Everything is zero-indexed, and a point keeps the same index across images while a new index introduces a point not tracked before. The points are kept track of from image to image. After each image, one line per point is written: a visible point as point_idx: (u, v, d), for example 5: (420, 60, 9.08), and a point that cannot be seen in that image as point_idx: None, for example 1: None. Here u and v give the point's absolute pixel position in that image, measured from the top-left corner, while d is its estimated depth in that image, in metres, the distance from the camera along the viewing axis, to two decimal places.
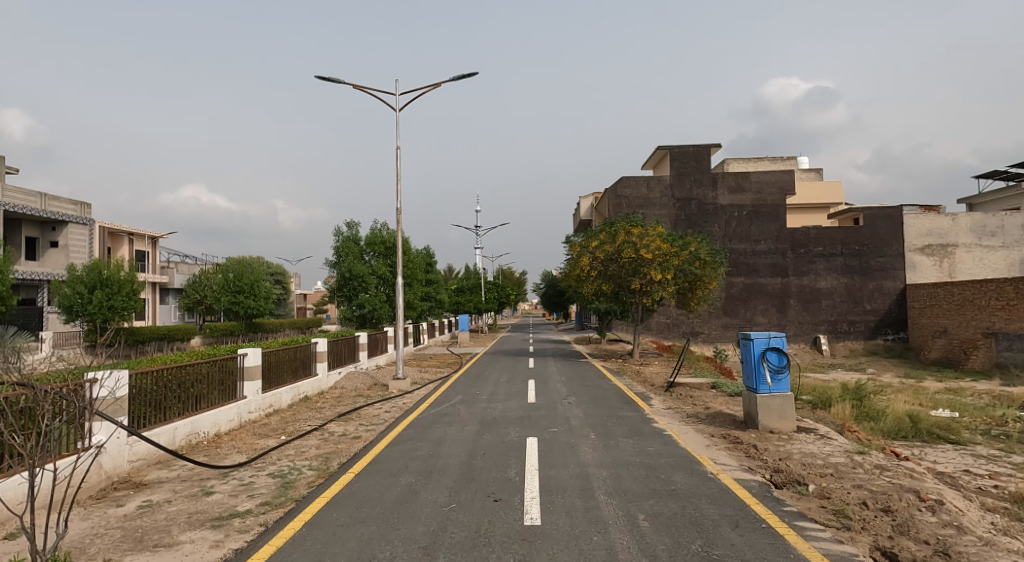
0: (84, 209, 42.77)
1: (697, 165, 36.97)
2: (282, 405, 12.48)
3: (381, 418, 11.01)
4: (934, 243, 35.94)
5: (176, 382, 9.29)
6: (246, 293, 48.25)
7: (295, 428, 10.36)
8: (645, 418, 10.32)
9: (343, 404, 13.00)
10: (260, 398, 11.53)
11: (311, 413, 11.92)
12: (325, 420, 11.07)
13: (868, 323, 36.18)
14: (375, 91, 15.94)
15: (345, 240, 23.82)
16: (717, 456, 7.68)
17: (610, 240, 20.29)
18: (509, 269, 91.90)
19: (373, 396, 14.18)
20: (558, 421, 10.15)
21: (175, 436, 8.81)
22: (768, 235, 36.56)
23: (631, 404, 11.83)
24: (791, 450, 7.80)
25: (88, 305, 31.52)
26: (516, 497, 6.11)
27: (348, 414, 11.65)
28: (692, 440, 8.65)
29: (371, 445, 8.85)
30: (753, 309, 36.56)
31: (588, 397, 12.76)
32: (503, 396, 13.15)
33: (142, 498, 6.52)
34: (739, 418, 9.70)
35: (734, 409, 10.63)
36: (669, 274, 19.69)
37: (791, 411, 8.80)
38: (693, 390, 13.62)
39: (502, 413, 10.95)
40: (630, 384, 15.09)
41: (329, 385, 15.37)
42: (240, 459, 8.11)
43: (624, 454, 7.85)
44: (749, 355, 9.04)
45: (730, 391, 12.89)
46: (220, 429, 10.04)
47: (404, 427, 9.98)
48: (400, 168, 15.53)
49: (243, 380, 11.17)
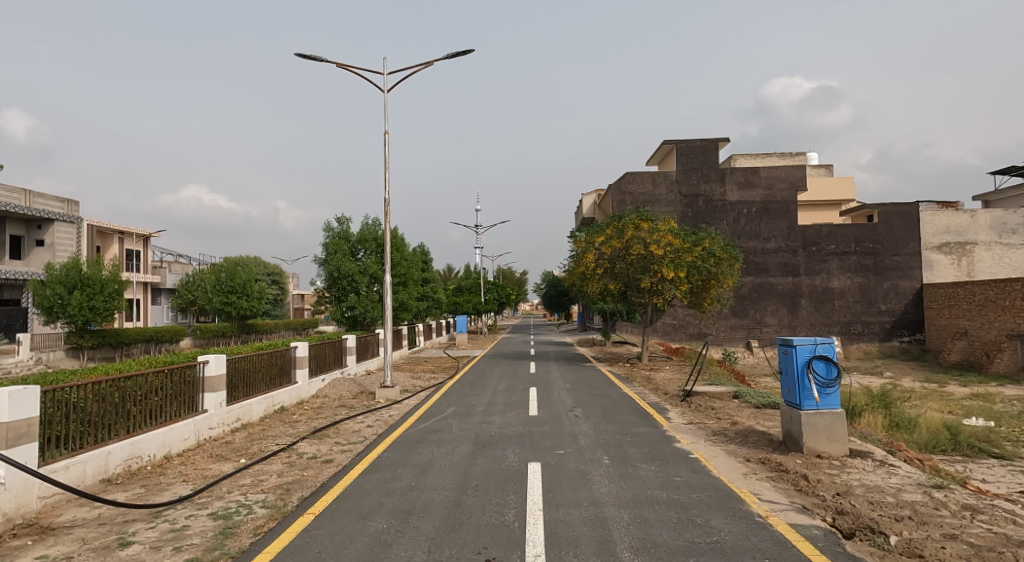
0: (72, 207, 41.50)
1: (705, 160, 35.62)
2: (252, 418, 11.08)
3: (361, 435, 9.60)
4: (951, 241, 34.60)
5: (115, 396, 7.86)
6: (239, 293, 46.81)
7: (260, 448, 8.94)
8: (665, 437, 8.93)
9: (322, 417, 11.59)
10: (224, 411, 10.10)
11: (283, 429, 10.49)
12: (298, 437, 9.66)
13: (883, 324, 34.79)
14: (360, 71, 13.94)
15: (335, 237, 22.38)
16: (761, 491, 6.28)
17: (618, 235, 18.85)
18: (510, 269, 90.31)
19: (357, 407, 12.75)
20: (564, 439, 8.78)
21: (110, 462, 7.33)
22: (778, 232, 35.19)
23: (646, 418, 10.43)
24: (850, 482, 6.38)
25: (68, 306, 30.13)
26: (514, 555, 4.70)
27: (324, 429, 10.24)
28: (725, 469, 7.21)
29: (343, 473, 7.42)
30: (764, 309, 35.14)
31: (597, 409, 11.37)
32: (501, 407, 11.76)
33: (40, 551, 5.13)
34: (776, 438, 8.28)
35: (766, 425, 9.23)
36: (682, 272, 18.28)
37: (842, 432, 7.41)
38: (713, 399, 12.30)
39: (499, 430, 9.56)
40: (642, 392, 13.74)
41: (309, 394, 13.96)
42: (182, 492, 6.70)
43: (645, 486, 6.46)
44: (790, 365, 7.71)
45: (756, 402, 11.52)
46: (172, 451, 8.57)
47: (386, 448, 8.59)
48: (389, 155, 13.81)
49: (205, 392, 9.76)
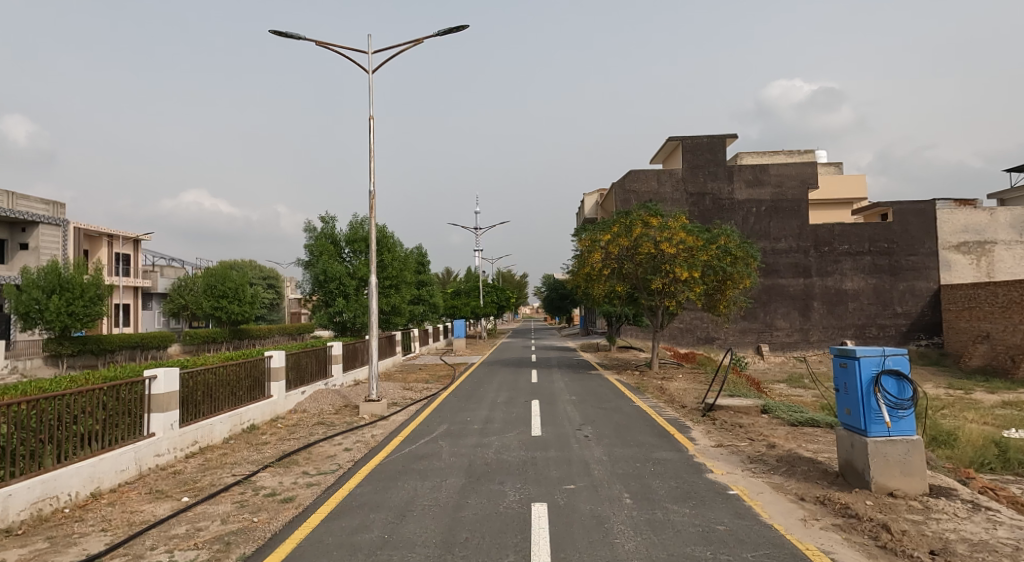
0: (58, 209, 40.16)
1: (712, 157, 34.25)
2: (213, 441, 9.63)
3: (333, 464, 8.16)
4: (970, 240, 33.22)
5: (28, 423, 6.40)
6: (230, 298, 45.38)
7: (213, 479, 7.51)
8: (693, 465, 7.53)
9: (296, 437, 10.17)
10: (178, 434, 8.65)
11: (247, 453, 9.03)
12: (260, 465, 8.19)
13: (899, 327, 33.42)
14: (340, 48, 12.45)
15: (320, 238, 20.97)
16: (832, 548, 4.86)
17: (626, 232, 17.46)
18: (510, 272, 88.81)
19: (338, 424, 11.29)
20: (574, 469, 7.38)
21: (9, 508, 5.86)
22: (789, 232, 33.83)
23: (667, 439, 9.00)
24: (948, 537, 4.96)
25: (45, 312, 28.61)
26: None
27: (294, 454, 8.81)
28: (778, 513, 5.79)
29: (302, 519, 5.99)
30: (774, 312, 33.75)
31: (608, 427, 9.93)
32: (500, 425, 10.33)
33: None
34: (831, 469, 6.87)
35: (814, 451, 7.81)
36: (697, 272, 16.84)
37: (919, 465, 5.98)
38: (740, 415, 10.91)
39: (497, 456, 8.15)
40: (657, 405, 12.34)
41: (286, 410, 12.51)
42: (92, 549, 5.28)
43: (682, 541, 5.05)
44: (851, 381, 6.33)
45: (791, 420, 10.09)
46: (104, 486, 7.10)
47: (360, 482, 7.15)
48: (374, 144, 12.28)
49: (152, 411, 8.27)
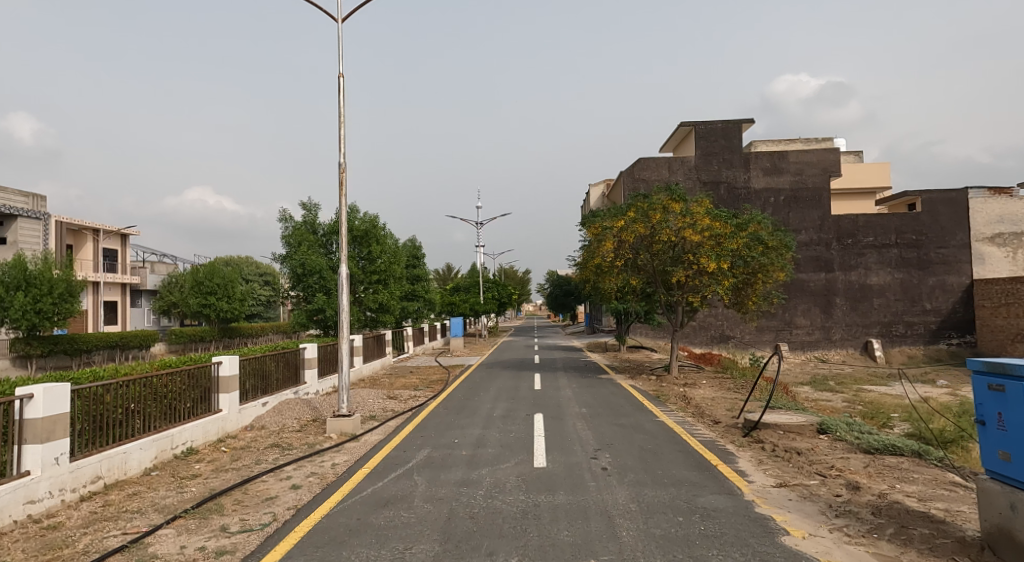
0: (38, 202, 38.11)
1: (727, 144, 32.03)
2: (125, 474, 7.49)
3: (267, 515, 6.03)
4: (1005, 232, 31.06)
5: None
6: (219, 294, 43.17)
7: (91, 541, 5.39)
8: (758, 522, 5.38)
9: (238, 467, 8.05)
10: (66, 469, 6.52)
11: (164, 493, 6.92)
12: (172, 514, 6.11)
13: (928, 325, 31.22)
14: None
15: (297, 227, 19.05)
16: None
17: (643, 218, 15.23)
18: (512, 269, 86.66)
19: (297, 446, 9.18)
20: (595, 528, 5.25)
21: None
22: (809, 223, 31.66)
23: (712, 476, 6.82)
24: None
25: (8, 310, 26.44)
26: None
27: (222, 496, 6.71)
28: None
29: None
30: (794, 309, 31.61)
31: (633, 455, 7.81)
32: (496, 450, 8.21)
33: None
34: (966, 538, 4.75)
35: (926, 501, 5.64)
36: (727, 264, 14.72)
37: None
38: (794, 436, 8.82)
39: (489, 503, 6.02)
40: (687, 421, 10.24)
41: (237, 427, 10.37)
42: None
43: None
44: (1016, 414, 4.17)
45: (866, 446, 7.92)
46: None
47: (289, 551, 5.02)
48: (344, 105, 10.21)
49: (27, 442, 6.19)
